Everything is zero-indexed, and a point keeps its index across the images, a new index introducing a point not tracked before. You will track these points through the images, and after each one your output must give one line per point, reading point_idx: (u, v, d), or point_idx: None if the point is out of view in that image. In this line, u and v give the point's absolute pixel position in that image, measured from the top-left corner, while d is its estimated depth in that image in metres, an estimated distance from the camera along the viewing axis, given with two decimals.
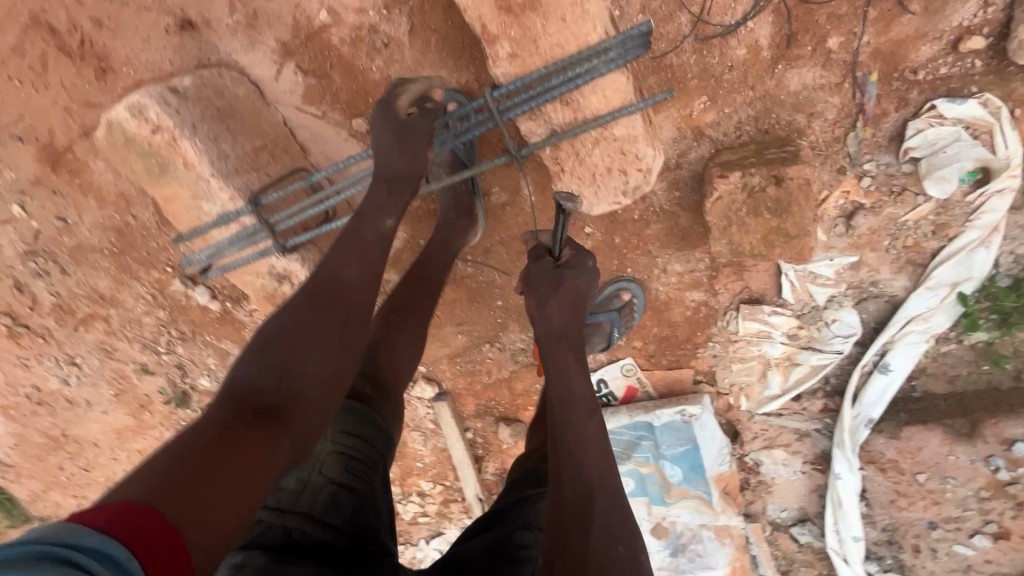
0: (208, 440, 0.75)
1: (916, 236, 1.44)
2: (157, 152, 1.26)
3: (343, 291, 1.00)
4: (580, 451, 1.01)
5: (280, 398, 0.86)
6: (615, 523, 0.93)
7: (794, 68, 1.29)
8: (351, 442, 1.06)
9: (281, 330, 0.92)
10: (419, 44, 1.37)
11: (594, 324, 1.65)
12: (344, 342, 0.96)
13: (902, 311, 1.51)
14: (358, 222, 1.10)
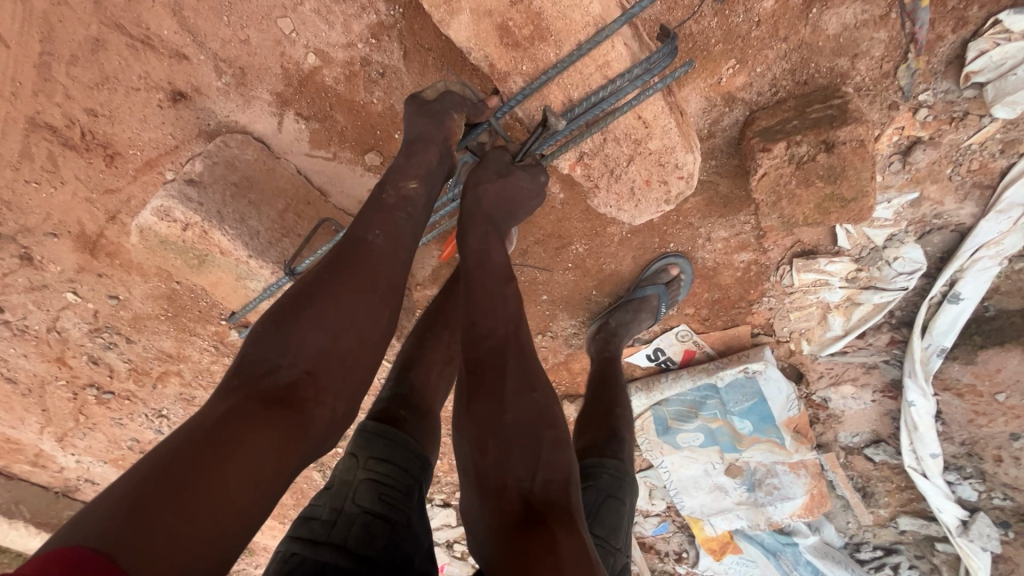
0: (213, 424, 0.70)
1: (982, 158, 1.32)
2: (191, 243, 1.29)
3: (369, 262, 0.91)
4: (499, 306, 0.92)
5: (294, 377, 0.79)
6: (531, 373, 0.88)
7: (830, 9, 1.15)
8: (386, 468, 1.00)
9: (303, 297, 0.85)
10: (415, 67, 1.28)
11: (641, 300, 1.64)
12: (371, 316, 0.88)
13: (972, 240, 1.42)
14: (377, 187, 1.00)
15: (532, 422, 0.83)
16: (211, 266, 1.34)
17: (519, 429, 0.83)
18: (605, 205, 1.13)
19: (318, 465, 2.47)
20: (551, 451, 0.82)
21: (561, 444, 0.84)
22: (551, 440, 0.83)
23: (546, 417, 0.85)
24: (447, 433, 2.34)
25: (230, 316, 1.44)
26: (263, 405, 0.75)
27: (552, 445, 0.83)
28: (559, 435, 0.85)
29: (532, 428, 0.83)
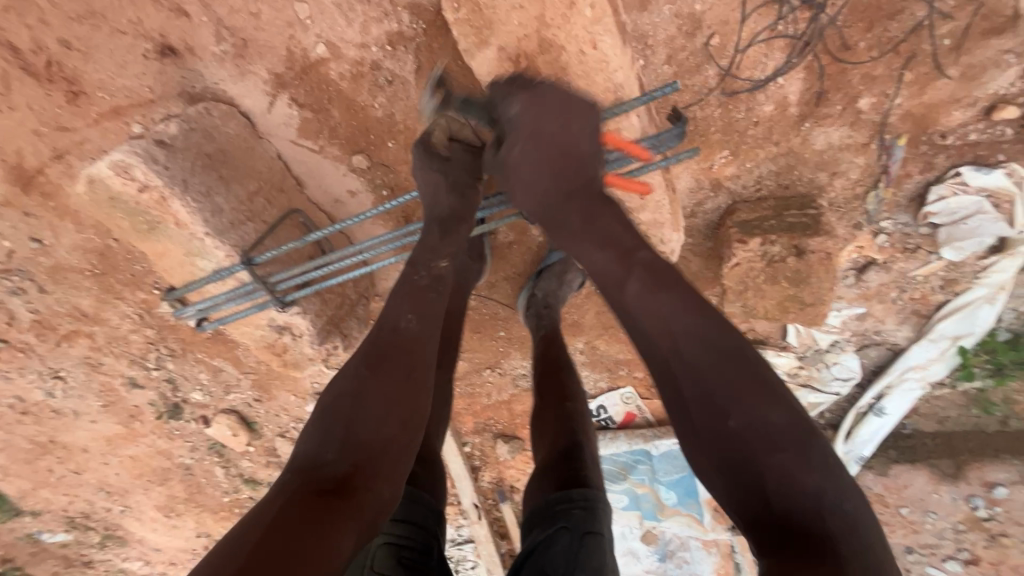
0: (272, 520, 0.73)
1: (923, 290, 1.43)
2: (140, 207, 1.16)
3: (401, 348, 0.96)
4: (665, 300, 0.78)
5: (343, 469, 0.83)
6: (722, 374, 0.73)
7: (820, 126, 1.23)
8: (404, 530, 0.98)
9: (347, 394, 0.91)
10: (426, 83, 1.27)
11: (563, 262, 1.48)
12: (408, 404, 0.92)
13: (903, 360, 1.54)
14: (408, 268, 1.07)
15: (747, 446, 0.70)
16: (159, 236, 1.21)
17: (718, 424, 0.72)
18: None
19: (222, 461, 2.42)
20: (744, 416, 0.71)
21: (767, 405, 0.71)
22: (774, 452, 0.69)
23: (754, 422, 0.70)
24: None
25: (167, 292, 1.30)
26: (318, 498, 0.78)
27: (776, 458, 0.68)
28: (775, 432, 0.70)
29: (730, 416, 0.71)
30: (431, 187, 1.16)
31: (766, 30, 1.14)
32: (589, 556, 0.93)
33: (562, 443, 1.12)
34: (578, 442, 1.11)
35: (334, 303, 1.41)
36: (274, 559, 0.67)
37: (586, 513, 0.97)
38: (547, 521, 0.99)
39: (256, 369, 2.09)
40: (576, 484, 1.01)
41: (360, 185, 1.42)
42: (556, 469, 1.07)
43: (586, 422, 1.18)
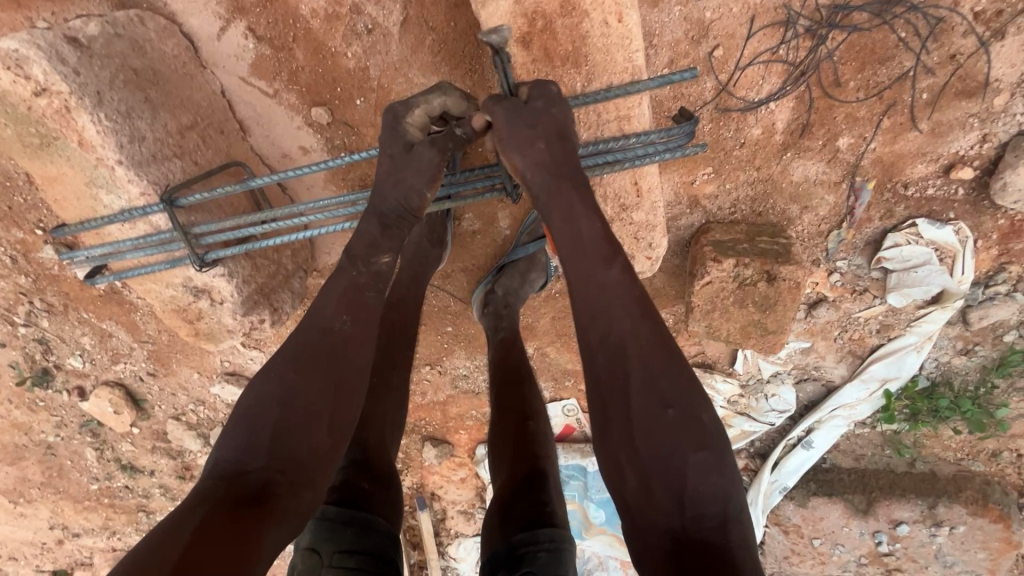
0: (190, 536, 0.60)
1: (862, 331, 1.49)
2: (34, 115, 0.92)
3: (331, 355, 0.76)
4: (631, 300, 0.74)
5: (266, 477, 0.69)
6: (674, 380, 0.71)
7: (800, 158, 1.25)
8: (356, 563, 0.79)
9: (270, 403, 0.72)
10: (409, 38, 1.14)
11: (528, 259, 1.37)
12: (339, 415, 0.74)
13: (835, 397, 1.60)
14: (344, 262, 0.83)
15: (678, 447, 0.68)
16: (52, 155, 0.96)
17: (661, 419, 0.69)
18: None
19: (94, 443, 2.06)
20: (686, 415, 0.70)
21: (697, 405, 0.71)
22: (703, 466, 0.68)
23: (691, 435, 0.69)
24: None
25: (53, 228, 1.04)
26: (235, 516, 0.64)
27: (702, 473, 0.67)
28: (707, 453, 0.69)
29: (672, 412, 0.70)
30: (388, 181, 0.90)
31: (766, 52, 1.13)
32: None
33: (522, 471, 0.95)
34: (540, 470, 0.95)
35: (265, 271, 1.22)
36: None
37: (553, 554, 0.83)
38: (510, 563, 0.83)
39: (155, 339, 1.81)
40: (542, 522, 0.86)
41: (315, 142, 1.28)
42: (515, 504, 0.90)
43: (549, 444, 1.03)
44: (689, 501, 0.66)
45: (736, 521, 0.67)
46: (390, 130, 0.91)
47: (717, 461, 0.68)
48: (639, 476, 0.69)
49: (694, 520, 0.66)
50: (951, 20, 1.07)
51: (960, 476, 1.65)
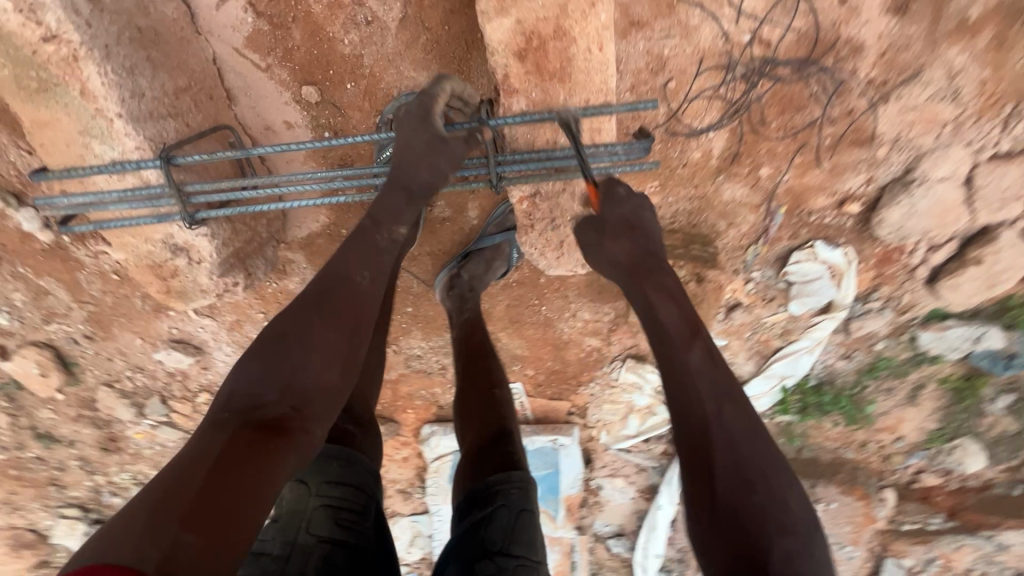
0: (218, 452, 0.72)
1: (768, 334, 1.76)
2: (36, 59, 0.93)
3: (347, 296, 0.91)
4: (699, 344, 0.95)
5: (281, 409, 0.79)
6: (738, 404, 0.89)
7: (729, 182, 1.48)
8: (341, 491, 0.96)
9: (285, 335, 0.85)
10: (404, 35, 1.25)
11: (493, 248, 1.50)
12: (351, 352, 0.89)
13: (744, 390, 1.86)
14: (369, 224, 0.97)
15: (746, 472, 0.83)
16: (46, 100, 0.97)
17: (729, 446, 0.85)
18: (529, 248, 1.19)
19: (10, 408, 1.94)
20: (749, 446, 0.85)
21: (760, 437, 0.86)
22: (763, 470, 0.83)
23: (755, 458, 0.84)
24: None
25: (31, 172, 1.04)
26: (259, 438, 0.76)
27: (765, 475, 0.83)
28: (768, 461, 0.85)
29: (739, 441, 0.86)
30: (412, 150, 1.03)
31: (710, 89, 1.33)
32: (521, 532, 0.94)
33: (491, 429, 1.09)
34: (507, 429, 1.09)
35: (243, 237, 1.26)
36: (201, 507, 0.66)
37: (523, 491, 0.98)
38: (483, 500, 0.97)
39: (98, 300, 1.75)
40: (514, 466, 1.00)
41: (301, 119, 1.35)
42: (487, 454, 1.04)
43: (510, 408, 1.17)
44: (750, 496, 0.81)
45: (793, 519, 0.80)
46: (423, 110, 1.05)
47: (777, 467, 0.84)
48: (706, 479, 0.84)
49: (757, 512, 0.80)
50: (852, 82, 1.32)
51: (835, 461, 1.97)
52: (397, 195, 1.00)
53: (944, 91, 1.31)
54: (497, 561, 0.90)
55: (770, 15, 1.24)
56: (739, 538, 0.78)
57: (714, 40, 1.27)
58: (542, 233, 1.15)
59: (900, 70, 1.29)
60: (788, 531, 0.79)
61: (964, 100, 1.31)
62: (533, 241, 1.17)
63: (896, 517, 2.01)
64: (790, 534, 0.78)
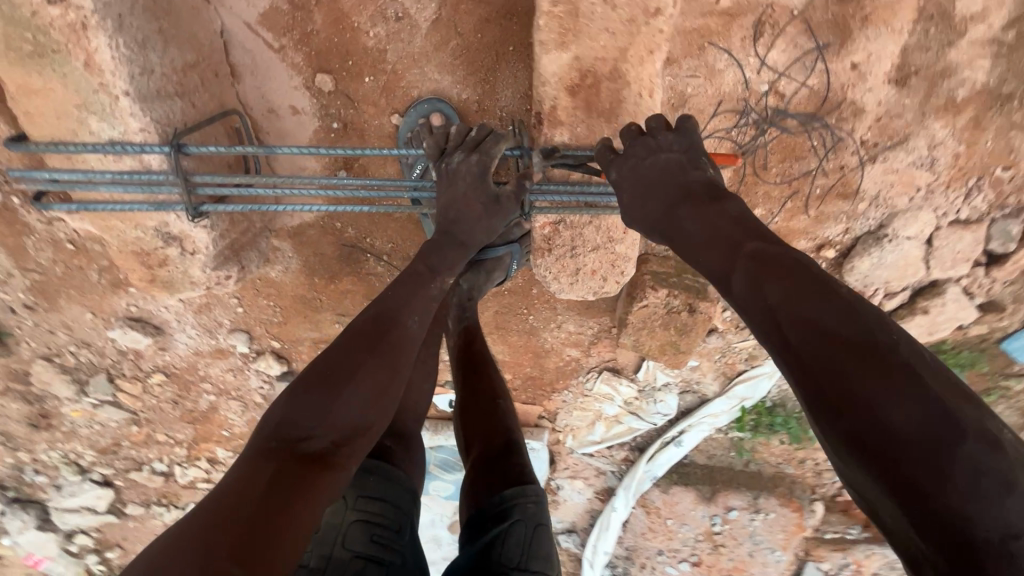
0: (266, 480, 0.75)
1: (735, 357, 1.88)
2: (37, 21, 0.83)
3: (392, 339, 0.93)
4: (763, 275, 0.75)
5: (324, 445, 0.82)
6: (846, 317, 0.66)
7: None
8: (376, 507, 0.95)
9: (332, 370, 0.87)
10: (434, 37, 1.21)
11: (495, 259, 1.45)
12: (389, 393, 0.91)
13: (706, 407, 1.98)
14: (417, 265, 1.01)
15: (855, 392, 0.61)
16: (41, 67, 0.86)
17: (832, 375, 0.64)
18: (543, 269, 1.19)
19: None
20: (856, 365, 0.63)
21: (871, 336, 0.64)
22: (914, 396, 0.59)
23: (874, 369, 0.62)
24: (176, 401, 1.97)
25: (10, 140, 0.92)
26: (301, 470, 0.78)
27: (902, 405, 0.59)
28: (916, 379, 0.60)
29: (844, 362, 0.64)
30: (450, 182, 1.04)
31: (722, 130, 1.37)
32: (533, 544, 1.00)
33: (501, 441, 1.13)
34: (513, 441, 1.13)
35: (240, 228, 1.18)
36: (253, 533, 0.69)
37: (538, 506, 1.03)
38: (499, 515, 1.01)
39: (47, 269, 1.59)
40: (527, 481, 1.05)
41: (309, 106, 1.27)
42: (498, 466, 1.08)
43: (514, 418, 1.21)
44: (908, 439, 0.58)
45: (986, 447, 0.56)
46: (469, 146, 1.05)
47: (923, 382, 0.60)
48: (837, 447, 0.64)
49: (918, 461, 0.57)
50: (848, 142, 1.41)
51: (777, 475, 2.15)
52: (449, 246, 1.03)
53: (924, 159, 1.43)
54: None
55: (787, 70, 1.30)
56: (905, 504, 0.57)
57: (735, 85, 1.32)
58: (559, 258, 1.15)
59: (890, 135, 1.40)
60: (984, 475, 0.55)
61: (939, 169, 1.44)
62: (549, 263, 1.17)
63: (820, 526, 2.20)
64: (988, 478, 0.55)
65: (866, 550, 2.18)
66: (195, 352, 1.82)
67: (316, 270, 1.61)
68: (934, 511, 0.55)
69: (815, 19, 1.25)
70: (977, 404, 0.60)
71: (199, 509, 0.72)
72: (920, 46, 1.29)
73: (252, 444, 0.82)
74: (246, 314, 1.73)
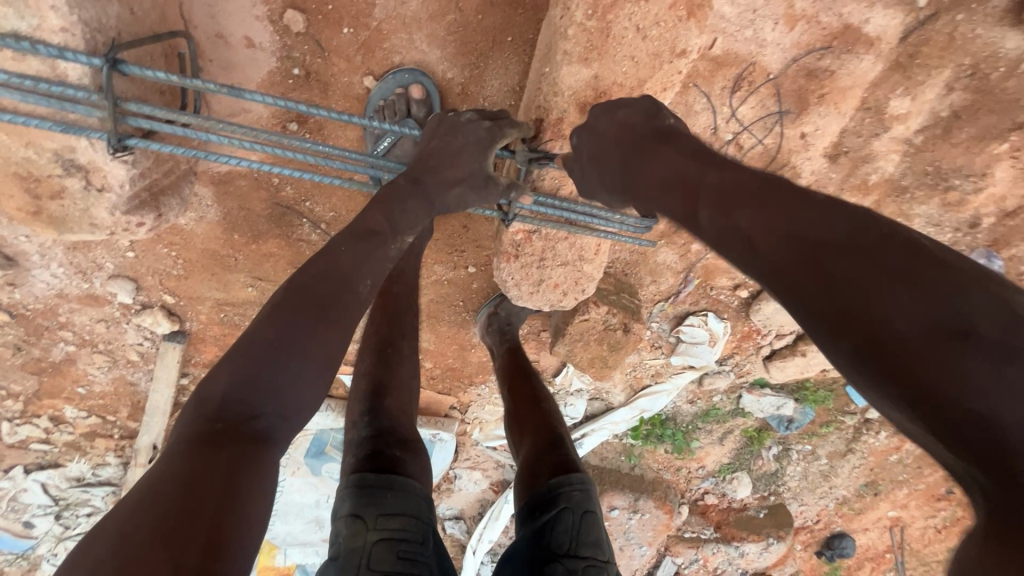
0: (210, 469, 0.61)
1: (644, 373, 2.01)
2: None
3: (335, 297, 0.77)
4: (732, 210, 0.69)
5: (262, 425, 0.67)
6: (827, 227, 0.59)
7: (666, 246, 1.64)
8: (399, 523, 0.92)
9: (270, 340, 0.71)
10: (432, 4, 1.11)
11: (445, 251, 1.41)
12: (330, 362, 0.75)
13: (609, 415, 2.10)
14: (394, 227, 0.85)
15: (852, 295, 0.54)
16: None
17: (825, 279, 0.57)
18: (504, 274, 1.17)
19: None
20: (845, 262, 0.56)
21: (860, 234, 0.57)
22: (905, 292, 0.51)
23: (868, 269, 0.54)
24: (17, 346, 1.62)
25: None
26: (240, 453, 0.64)
27: (888, 307, 0.52)
28: (918, 271, 0.52)
29: (833, 264, 0.57)
30: (446, 161, 0.92)
31: None
32: (589, 532, 0.99)
33: (547, 440, 1.17)
34: (563, 438, 1.18)
35: (163, 168, 0.99)
36: (209, 547, 0.56)
37: (584, 494, 1.03)
38: (547, 504, 1.02)
39: None
40: (573, 469, 1.06)
41: (269, 42, 1.11)
42: (548, 461, 1.11)
43: (564, 420, 1.27)
44: (912, 344, 0.49)
45: (999, 326, 0.47)
46: (487, 137, 0.93)
47: (921, 275, 0.52)
48: (846, 377, 0.56)
49: (929, 357, 0.48)
50: None
51: (656, 481, 2.36)
52: (413, 202, 0.89)
53: None
54: (567, 563, 0.95)
55: (751, 125, 1.41)
56: (944, 410, 0.47)
57: (705, 129, 1.41)
58: (525, 266, 1.14)
59: None
60: (1009, 361, 0.45)
61: None
62: (513, 271, 1.16)
63: (682, 525, 2.47)
64: (1015, 365, 0.45)
65: (714, 548, 2.47)
66: (60, 293, 1.52)
67: (236, 226, 1.43)
68: (963, 409, 0.46)
69: (784, 86, 1.36)
70: (991, 280, 0.51)
71: (124, 514, 0.56)
72: (854, 132, 1.46)
73: (181, 429, 0.66)
74: (137, 261, 1.48)
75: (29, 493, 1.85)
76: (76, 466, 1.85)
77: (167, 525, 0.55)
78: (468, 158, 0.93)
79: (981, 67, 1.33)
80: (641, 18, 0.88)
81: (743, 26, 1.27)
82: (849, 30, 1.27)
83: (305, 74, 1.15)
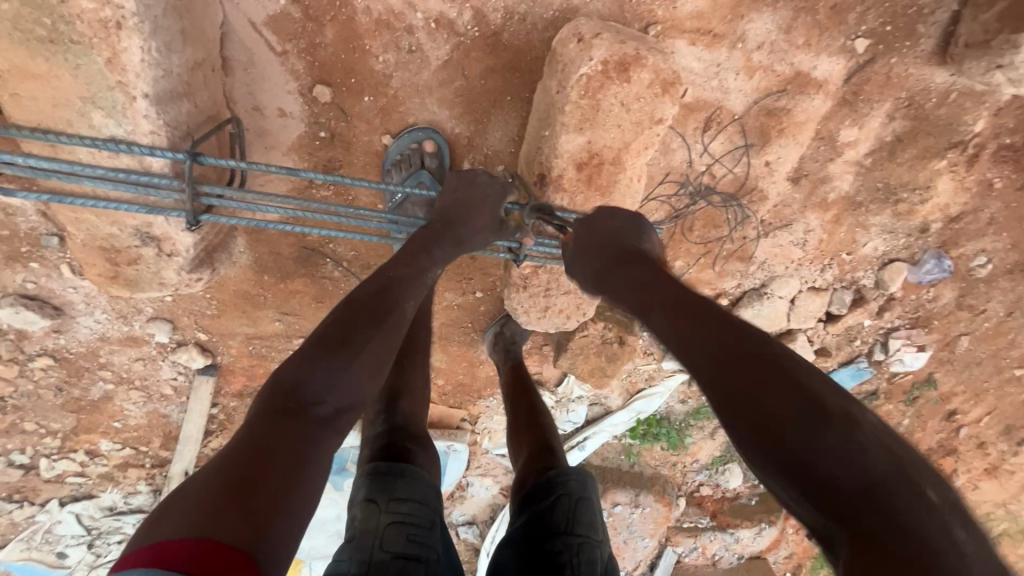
0: (282, 435, 0.75)
1: (637, 378, 2.20)
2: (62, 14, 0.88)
3: (388, 310, 0.93)
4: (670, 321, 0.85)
5: (329, 413, 0.81)
6: (732, 342, 0.77)
7: None
8: (407, 508, 1.04)
9: (339, 339, 0.86)
10: (441, 73, 1.28)
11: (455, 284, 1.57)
12: (380, 369, 0.89)
13: (608, 418, 2.27)
14: (423, 258, 1.03)
15: (750, 392, 0.71)
16: (53, 53, 0.90)
17: (732, 377, 0.73)
18: (515, 303, 1.35)
19: None
20: (747, 366, 0.73)
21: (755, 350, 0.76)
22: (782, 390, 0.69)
23: (760, 371, 0.72)
24: (57, 387, 1.74)
25: None
26: (301, 428, 0.77)
27: (776, 401, 0.68)
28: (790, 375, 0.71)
29: (738, 367, 0.74)
30: (466, 208, 1.10)
31: (664, 195, 1.64)
32: (584, 515, 1.12)
33: (541, 445, 1.34)
34: (554, 444, 1.34)
35: (217, 232, 1.13)
36: (277, 501, 0.68)
37: (579, 484, 1.17)
38: (545, 492, 1.17)
39: None
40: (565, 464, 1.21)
41: (298, 111, 1.26)
42: (542, 462, 1.27)
43: (554, 430, 1.43)
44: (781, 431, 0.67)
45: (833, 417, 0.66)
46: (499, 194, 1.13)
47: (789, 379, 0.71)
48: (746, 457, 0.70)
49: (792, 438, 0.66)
50: (752, 219, 1.74)
51: (655, 477, 2.52)
52: (446, 242, 1.07)
53: (800, 239, 1.81)
54: (565, 539, 1.07)
55: (721, 158, 1.60)
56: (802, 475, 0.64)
57: (681, 163, 1.60)
58: (533, 295, 1.32)
59: (782, 219, 1.76)
60: (835, 438, 0.64)
61: (807, 248, 1.83)
62: (523, 299, 1.34)
63: (681, 517, 2.64)
64: (838, 441, 0.64)
65: (710, 535, 2.66)
66: (102, 336, 1.66)
67: (265, 267, 1.58)
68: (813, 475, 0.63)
69: (748, 124, 1.56)
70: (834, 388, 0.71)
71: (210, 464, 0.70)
72: (812, 158, 1.66)
73: (260, 401, 0.79)
74: (175, 303, 1.62)
75: (64, 524, 1.96)
76: (109, 497, 1.95)
77: (238, 484, 0.67)
78: (483, 210, 1.11)
79: (916, 99, 1.54)
80: (624, 96, 1.08)
81: (709, 78, 1.49)
82: (800, 75, 1.50)
83: (330, 138, 1.30)
